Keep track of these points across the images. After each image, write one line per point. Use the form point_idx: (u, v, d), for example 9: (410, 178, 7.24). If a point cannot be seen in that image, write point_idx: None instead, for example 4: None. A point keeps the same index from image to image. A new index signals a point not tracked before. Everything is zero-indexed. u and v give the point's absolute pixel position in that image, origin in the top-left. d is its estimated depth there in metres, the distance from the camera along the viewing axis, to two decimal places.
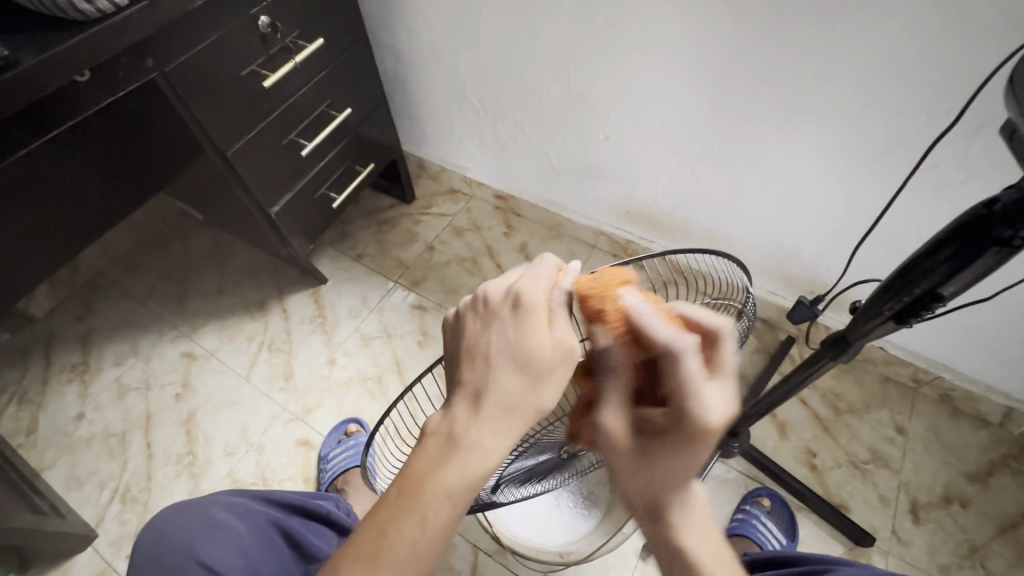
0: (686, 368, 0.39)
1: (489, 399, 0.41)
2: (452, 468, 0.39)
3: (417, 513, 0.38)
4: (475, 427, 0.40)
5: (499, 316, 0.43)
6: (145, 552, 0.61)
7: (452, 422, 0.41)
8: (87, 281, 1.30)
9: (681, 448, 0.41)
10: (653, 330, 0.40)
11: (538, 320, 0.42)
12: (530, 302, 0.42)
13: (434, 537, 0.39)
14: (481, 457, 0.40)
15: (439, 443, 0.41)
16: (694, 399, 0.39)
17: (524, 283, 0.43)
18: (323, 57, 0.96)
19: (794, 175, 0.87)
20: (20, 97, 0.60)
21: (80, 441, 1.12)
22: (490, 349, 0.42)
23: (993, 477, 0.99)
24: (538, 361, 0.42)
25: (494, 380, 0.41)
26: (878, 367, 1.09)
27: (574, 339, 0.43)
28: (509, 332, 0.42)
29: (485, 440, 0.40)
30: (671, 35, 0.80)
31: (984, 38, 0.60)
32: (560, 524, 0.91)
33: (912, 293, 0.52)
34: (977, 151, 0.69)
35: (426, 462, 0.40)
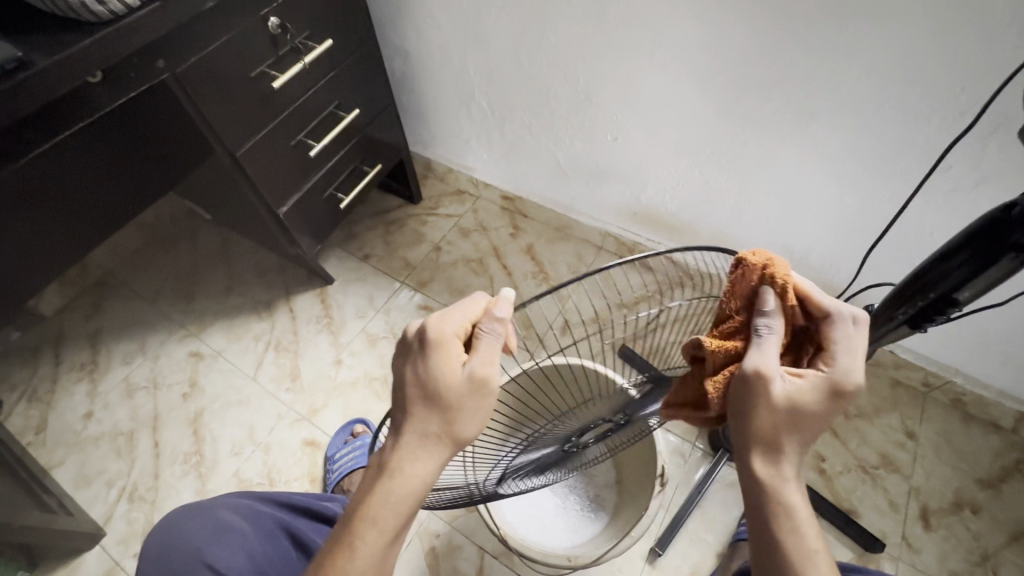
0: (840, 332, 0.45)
1: (408, 430, 0.48)
2: (377, 494, 0.47)
3: (348, 540, 0.47)
4: (398, 455, 0.47)
5: (415, 355, 0.48)
6: (153, 551, 0.61)
7: (381, 454, 0.48)
8: (96, 281, 1.31)
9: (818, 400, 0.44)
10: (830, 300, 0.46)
11: (451, 355, 0.47)
12: (436, 339, 0.47)
13: (366, 558, 0.46)
14: (402, 485, 0.47)
15: (371, 472, 0.48)
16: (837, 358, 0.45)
17: (434, 320, 0.47)
18: (331, 58, 0.96)
19: (804, 178, 0.87)
20: (33, 99, 0.60)
21: (88, 439, 1.13)
22: (405, 385, 0.48)
23: (1005, 483, 0.98)
24: (449, 397, 0.46)
25: (411, 414, 0.48)
26: (888, 371, 1.08)
27: (490, 372, 0.46)
28: (422, 369, 0.47)
29: (404, 468, 0.47)
30: (681, 35, 0.80)
31: (1001, 41, 0.59)
32: (566, 526, 0.91)
33: (927, 298, 0.52)
34: (992, 154, 0.68)
35: (360, 491, 0.48)
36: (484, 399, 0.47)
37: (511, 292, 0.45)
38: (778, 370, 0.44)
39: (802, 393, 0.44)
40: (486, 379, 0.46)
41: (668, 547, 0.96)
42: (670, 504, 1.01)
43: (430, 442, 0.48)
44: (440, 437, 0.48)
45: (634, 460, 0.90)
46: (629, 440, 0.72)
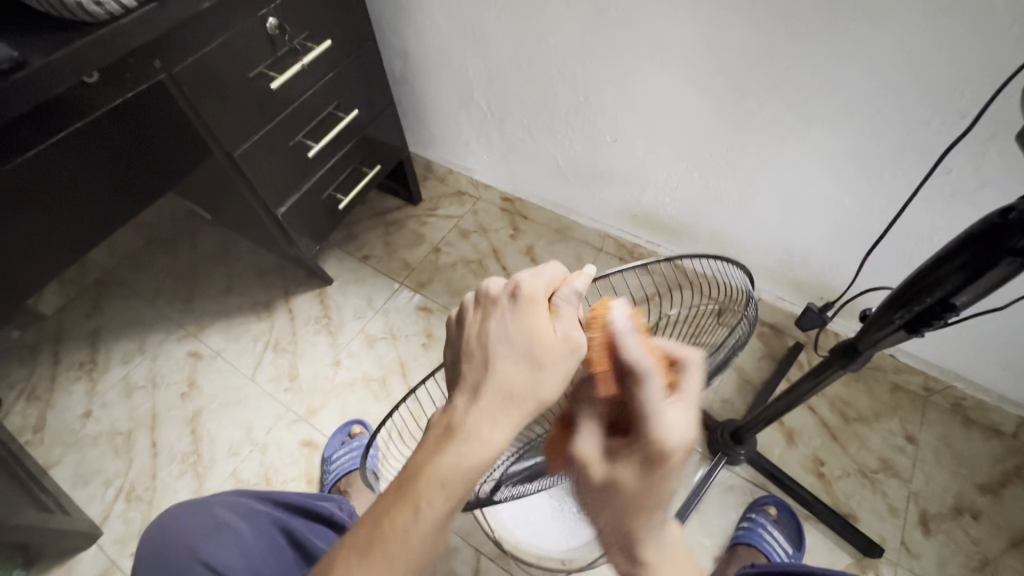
0: (649, 392, 0.36)
1: (488, 390, 0.45)
2: (447, 458, 0.42)
3: (412, 501, 0.41)
4: (474, 416, 0.44)
5: (503, 310, 0.47)
6: (148, 551, 0.61)
7: (451, 415, 0.45)
8: (96, 280, 1.32)
9: (644, 482, 0.37)
10: (628, 350, 0.38)
11: (538, 313, 0.46)
12: (529, 295, 0.47)
13: (430, 526, 0.41)
14: (476, 448, 0.43)
15: (438, 434, 0.44)
16: (646, 425, 0.36)
17: (526, 279, 0.47)
18: (330, 59, 0.96)
19: (804, 181, 0.86)
20: (29, 99, 0.60)
21: (87, 438, 1.13)
22: (491, 339, 0.46)
23: (1006, 489, 0.97)
24: (540, 354, 0.45)
25: (495, 369, 0.45)
26: (888, 375, 1.07)
27: (578, 334, 0.45)
28: (506, 324, 0.46)
29: (481, 431, 0.43)
30: (680, 36, 0.79)
31: (999, 44, 0.59)
32: (563, 528, 0.90)
33: (924, 303, 0.51)
34: (992, 158, 0.68)
35: (424, 454, 0.43)
36: (572, 362, 0.44)
37: (594, 269, 0.49)
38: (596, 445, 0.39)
39: (620, 473, 0.37)
40: (577, 341, 0.45)
41: None
42: None
43: (511, 402, 0.44)
44: (523, 399, 0.44)
45: None
46: None
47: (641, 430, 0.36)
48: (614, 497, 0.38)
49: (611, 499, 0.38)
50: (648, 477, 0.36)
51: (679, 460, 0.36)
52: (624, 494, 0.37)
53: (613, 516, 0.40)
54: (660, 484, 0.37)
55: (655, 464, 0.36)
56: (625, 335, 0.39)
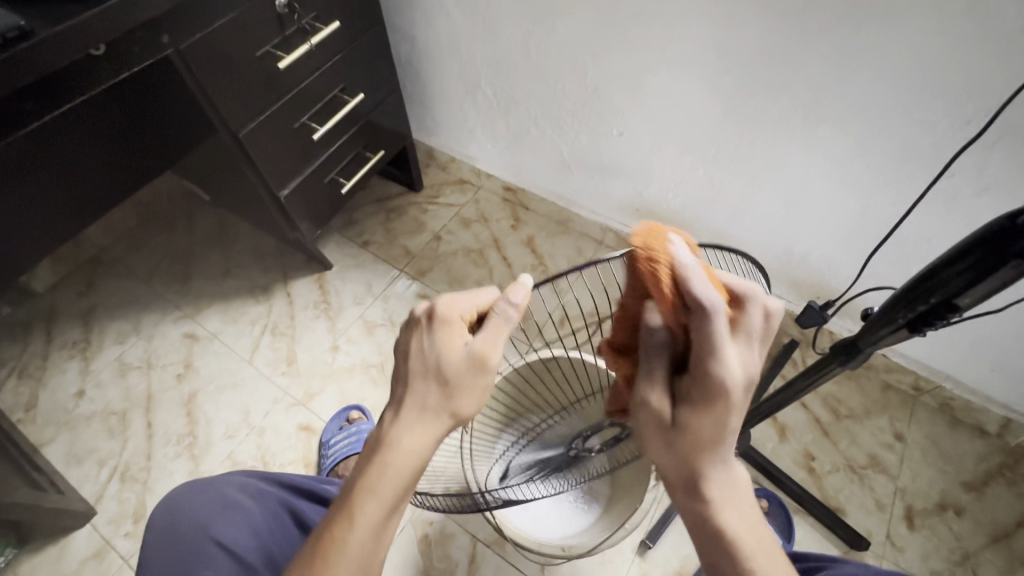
0: (717, 327, 0.37)
1: (409, 405, 0.46)
2: (375, 468, 0.45)
3: (346, 512, 0.44)
4: (398, 429, 0.46)
5: (422, 331, 0.47)
6: (156, 528, 0.62)
7: (380, 429, 0.47)
8: (89, 258, 1.30)
9: (704, 418, 0.40)
10: (694, 288, 0.36)
11: (454, 333, 0.47)
12: (445, 316, 0.47)
13: (366, 532, 0.44)
14: (402, 458, 0.45)
15: (369, 448, 0.46)
16: (715, 362, 0.38)
17: (442, 300, 0.48)
18: (338, 41, 0.95)
19: (809, 179, 0.87)
20: (33, 70, 0.59)
21: (80, 417, 1.12)
22: (410, 360, 0.47)
23: (989, 487, 1.00)
24: (451, 371, 0.46)
25: (415, 388, 0.47)
26: (880, 374, 1.09)
27: (493, 352, 0.46)
28: (424, 343, 0.47)
29: (402, 440, 0.45)
30: (692, 32, 0.79)
31: (1010, 51, 0.60)
32: (559, 518, 0.92)
33: (928, 302, 0.52)
34: (994, 162, 0.69)
35: (357, 469, 0.46)
36: (485, 377, 0.47)
37: (528, 278, 0.45)
38: (664, 384, 0.42)
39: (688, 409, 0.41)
40: (489, 360, 0.46)
41: (658, 540, 0.95)
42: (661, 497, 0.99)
43: (435, 414, 0.46)
44: (444, 410, 0.46)
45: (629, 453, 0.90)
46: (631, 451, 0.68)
47: (706, 363, 0.39)
48: (675, 436, 0.41)
49: (678, 437, 0.41)
50: (708, 410, 0.40)
51: (739, 389, 0.40)
52: (687, 433, 0.41)
53: (681, 452, 0.42)
54: (719, 417, 0.40)
55: (714, 396, 0.40)
56: (694, 273, 0.37)
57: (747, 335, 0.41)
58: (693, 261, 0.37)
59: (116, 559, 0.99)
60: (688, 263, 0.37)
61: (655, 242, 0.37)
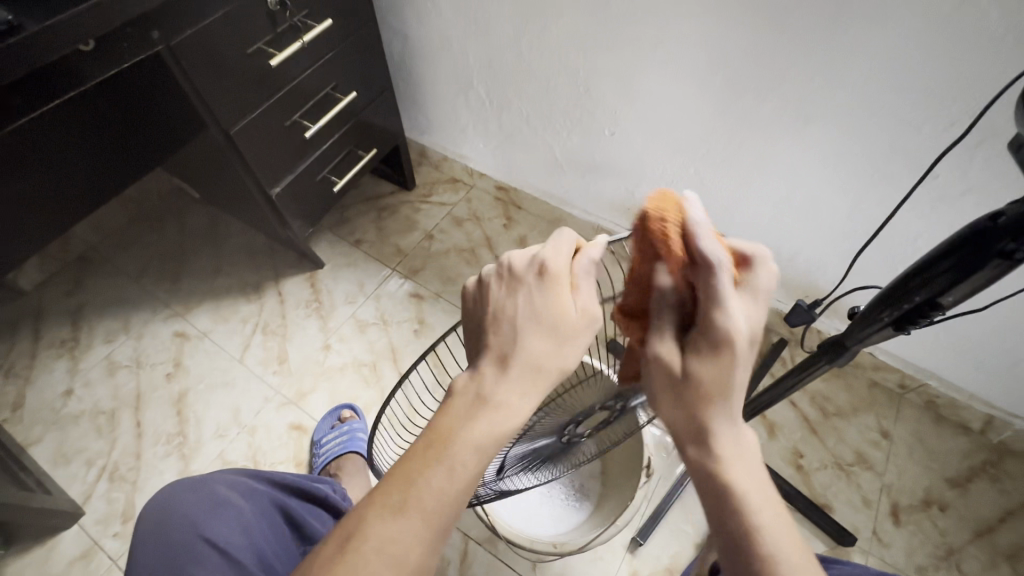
0: (723, 278, 0.36)
1: (515, 362, 0.43)
2: (481, 423, 0.41)
3: (438, 455, 0.41)
4: (502, 386, 0.43)
5: (527, 284, 0.44)
6: (147, 525, 0.61)
7: (479, 382, 0.43)
8: (77, 256, 1.28)
9: (712, 369, 0.38)
10: (701, 244, 0.36)
11: (561, 287, 0.44)
12: (555, 270, 0.44)
13: (461, 484, 0.41)
14: (508, 416, 0.42)
15: (467, 400, 0.43)
16: (718, 312, 0.36)
17: (548, 251, 0.44)
18: (330, 39, 0.95)
19: (797, 178, 0.88)
20: (22, 65, 0.58)
21: (68, 417, 1.11)
22: (514, 314, 0.44)
23: (972, 483, 1.02)
24: (563, 327, 0.43)
25: (520, 342, 0.43)
26: (867, 372, 1.11)
27: (596, 308, 0.44)
28: (532, 297, 0.44)
29: (509, 399, 0.42)
30: (683, 32, 0.80)
31: (994, 53, 0.61)
32: (551, 515, 0.93)
33: (913, 301, 0.53)
34: (978, 163, 0.70)
35: (453, 418, 0.42)
36: (589, 339, 0.44)
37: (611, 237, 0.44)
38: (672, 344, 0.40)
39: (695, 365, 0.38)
40: (594, 315, 0.44)
41: (649, 538, 0.96)
42: (653, 496, 1.00)
43: (536, 378, 0.43)
44: (548, 373, 0.43)
45: (619, 450, 0.91)
46: (621, 434, 0.71)
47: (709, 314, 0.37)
48: (681, 388, 0.39)
49: (687, 396, 0.38)
50: (714, 364, 0.38)
51: (744, 344, 0.37)
52: (694, 385, 0.38)
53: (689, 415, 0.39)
54: (726, 369, 0.37)
55: (724, 346, 0.37)
56: (704, 227, 0.36)
57: (753, 293, 0.39)
58: (704, 217, 0.37)
59: (105, 560, 0.98)
60: (698, 219, 0.36)
61: (665, 202, 0.37)
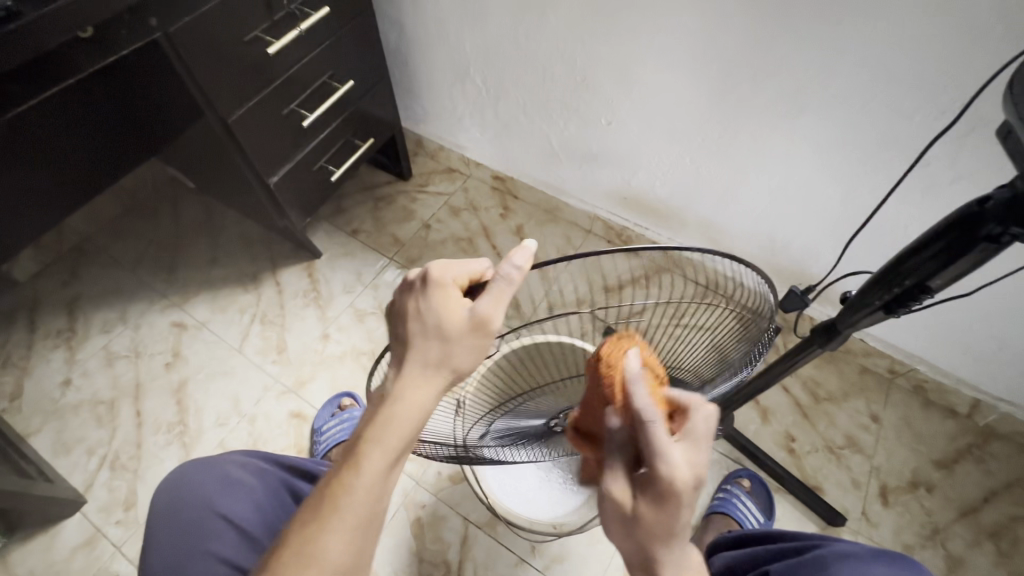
0: (656, 433, 0.43)
1: (410, 363, 0.49)
2: (381, 421, 0.48)
3: (353, 460, 0.47)
4: (399, 384, 0.49)
5: (418, 295, 0.50)
6: (162, 502, 0.62)
7: (384, 384, 0.50)
8: (72, 247, 1.28)
9: (658, 511, 0.44)
10: (637, 401, 0.43)
11: (449, 296, 0.49)
12: (438, 279, 0.49)
13: (372, 478, 0.47)
14: (406, 411, 0.48)
15: (375, 402, 0.50)
16: (660, 464, 0.43)
17: (437, 264, 0.50)
18: (327, 26, 0.94)
19: (792, 166, 0.89)
20: (21, 51, 0.58)
21: (67, 406, 1.11)
22: (408, 320, 0.50)
23: (958, 464, 1.05)
24: (448, 331, 0.48)
25: (413, 349, 0.49)
26: (857, 358, 1.13)
27: (487, 314, 0.48)
28: (420, 304, 0.49)
29: (404, 396, 0.48)
30: (679, 21, 0.80)
31: (982, 42, 0.62)
32: (550, 498, 0.94)
33: (903, 285, 0.54)
34: (968, 151, 0.72)
35: (365, 422, 0.49)
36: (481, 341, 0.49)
37: (532, 245, 0.44)
38: (624, 486, 0.46)
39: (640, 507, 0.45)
40: (483, 321, 0.48)
41: None
42: None
43: (431, 372, 0.49)
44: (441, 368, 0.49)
45: None
46: None
47: (653, 466, 0.43)
48: (634, 525, 0.45)
49: (636, 530, 0.45)
50: (659, 506, 0.44)
51: (688, 489, 0.43)
52: (645, 523, 0.45)
53: (639, 544, 0.46)
54: (671, 513, 0.44)
55: (666, 495, 0.44)
56: (637, 385, 0.43)
57: (692, 438, 0.45)
58: (641, 369, 0.44)
59: (108, 547, 0.99)
60: (635, 373, 0.44)
61: (615, 356, 0.46)
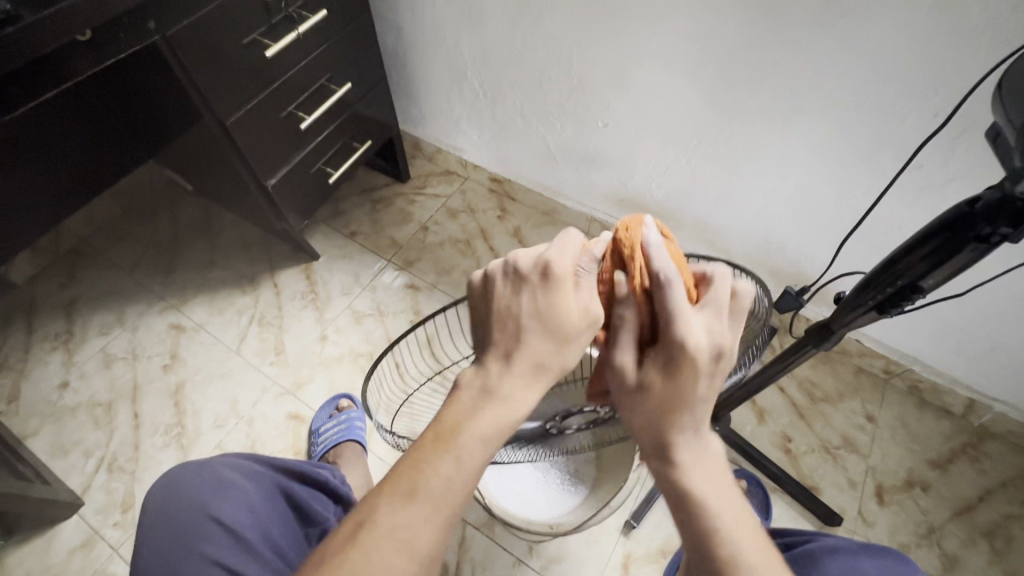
0: (676, 292, 0.43)
1: (522, 358, 0.44)
2: (485, 415, 0.43)
3: (450, 449, 0.42)
4: (506, 380, 0.44)
5: (531, 287, 0.45)
6: (154, 506, 0.63)
7: (485, 376, 0.45)
8: (70, 249, 1.28)
9: (667, 375, 0.43)
10: (655, 260, 0.45)
11: (564, 289, 0.45)
12: (556, 270, 0.45)
13: (470, 475, 0.42)
14: (512, 407, 0.44)
15: (473, 395, 0.44)
16: (674, 321, 0.43)
17: (552, 251, 0.46)
18: (325, 29, 0.95)
19: (786, 167, 0.90)
20: (20, 53, 0.58)
21: (64, 409, 1.11)
22: (517, 310, 0.45)
23: (953, 464, 1.05)
24: (567, 327, 0.45)
25: (525, 342, 0.45)
26: (853, 358, 1.14)
27: (601, 309, 0.46)
28: (535, 295, 0.45)
29: (514, 393, 0.44)
30: (675, 23, 0.81)
31: (973, 44, 0.63)
32: (546, 498, 0.94)
33: (895, 285, 0.55)
34: (961, 152, 0.72)
35: (461, 411, 0.44)
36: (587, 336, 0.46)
37: (613, 238, 0.48)
38: (633, 358, 0.45)
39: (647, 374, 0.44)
40: (598, 316, 0.46)
41: (643, 520, 0.98)
42: (646, 480, 1.02)
43: (541, 371, 0.45)
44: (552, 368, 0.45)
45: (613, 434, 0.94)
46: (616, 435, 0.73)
47: (668, 325, 0.43)
48: (640, 393, 0.44)
49: (642, 399, 0.44)
50: (669, 370, 0.43)
51: (704, 353, 0.42)
52: (653, 391, 0.43)
53: (645, 417, 0.44)
54: (687, 382, 0.42)
55: (678, 358, 0.42)
56: (654, 250, 0.46)
57: (714, 305, 0.44)
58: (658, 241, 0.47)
59: (105, 549, 0.98)
60: (652, 242, 0.46)
61: (632, 225, 0.48)
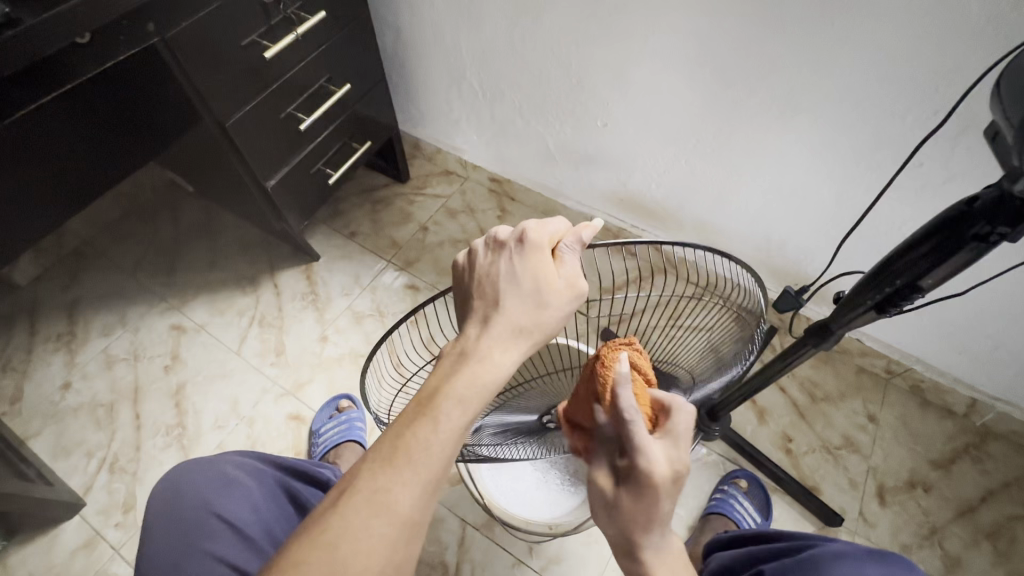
0: (638, 428, 0.44)
1: (500, 322, 0.48)
2: (464, 377, 0.46)
3: (430, 414, 0.44)
4: (487, 343, 0.47)
5: (512, 256, 0.50)
6: (159, 503, 0.63)
7: (464, 342, 0.48)
8: (72, 250, 1.28)
9: (635, 500, 0.45)
10: (622, 396, 0.46)
11: (543, 259, 0.49)
12: (536, 241, 0.49)
13: (450, 437, 0.44)
14: (490, 369, 0.47)
15: (453, 359, 0.47)
16: (639, 455, 0.44)
17: (532, 225, 0.50)
18: (324, 30, 0.95)
19: (786, 166, 0.89)
20: (19, 57, 0.59)
21: (66, 410, 1.11)
22: (498, 277, 0.49)
23: (955, 464, 1.05)
24: (545, 293, 0.49)
25: (504, 308, 0.48)
26: (854, 358, 1.13)
27: (579, 281, 0.50)
28: (515, 263, 0.49)
29: (493, 354, 0.47)
30: (674, 22, 0.81)
31: (973, 42, 0.63)
32: (546, 499, 0.94)
33: (893, 285, 0.55)
34: (961, 151, 0.72)
35: (441, 376, 0.46)
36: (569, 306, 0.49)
37: (598, 222, 0.49)
38: (610, 477, 0.47)
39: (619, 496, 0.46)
40: (577, 287, 0.50)
41: None
42: None
43: (520, 334, 0.48)
44: (531, 332, 0.48)
45: None
46: None
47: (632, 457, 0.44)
48: (613, 512, 0.46)
49: (614, 517, 0.46)
50: (637, 496, 0.45)
51: (666, 482, 0.44)
52: (623, 511, 0.45)
53: (620, 534, 0.46)
54: (652, 506, 0.44)
55: (643, 487, 0.44)
56: (622, 386, 0.46)
57: (674, 436, 0.46)
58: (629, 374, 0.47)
59: (107, 549, 0.99)
60: (621, 377, 0.47)
61: (607, 360, 0.50)
